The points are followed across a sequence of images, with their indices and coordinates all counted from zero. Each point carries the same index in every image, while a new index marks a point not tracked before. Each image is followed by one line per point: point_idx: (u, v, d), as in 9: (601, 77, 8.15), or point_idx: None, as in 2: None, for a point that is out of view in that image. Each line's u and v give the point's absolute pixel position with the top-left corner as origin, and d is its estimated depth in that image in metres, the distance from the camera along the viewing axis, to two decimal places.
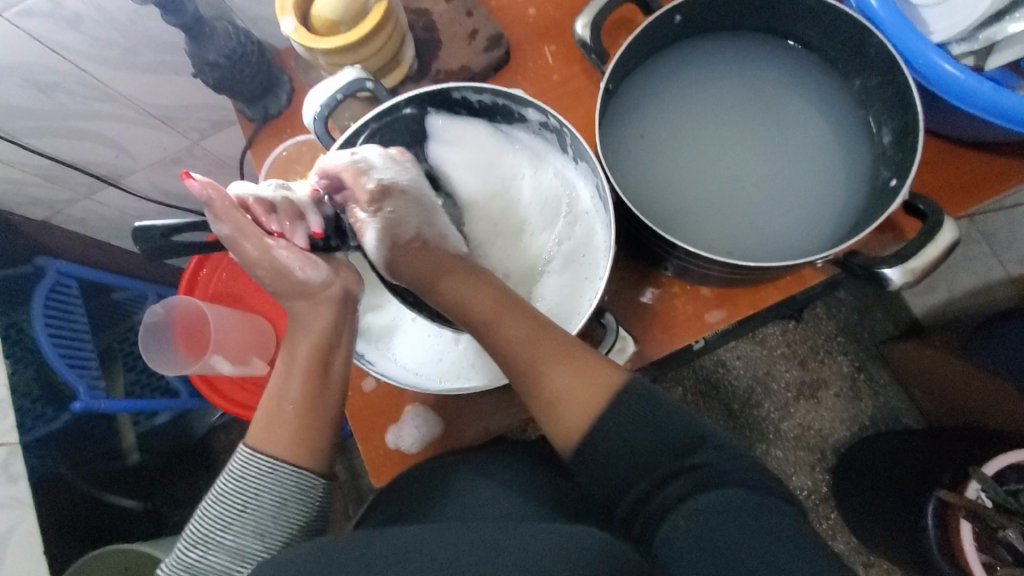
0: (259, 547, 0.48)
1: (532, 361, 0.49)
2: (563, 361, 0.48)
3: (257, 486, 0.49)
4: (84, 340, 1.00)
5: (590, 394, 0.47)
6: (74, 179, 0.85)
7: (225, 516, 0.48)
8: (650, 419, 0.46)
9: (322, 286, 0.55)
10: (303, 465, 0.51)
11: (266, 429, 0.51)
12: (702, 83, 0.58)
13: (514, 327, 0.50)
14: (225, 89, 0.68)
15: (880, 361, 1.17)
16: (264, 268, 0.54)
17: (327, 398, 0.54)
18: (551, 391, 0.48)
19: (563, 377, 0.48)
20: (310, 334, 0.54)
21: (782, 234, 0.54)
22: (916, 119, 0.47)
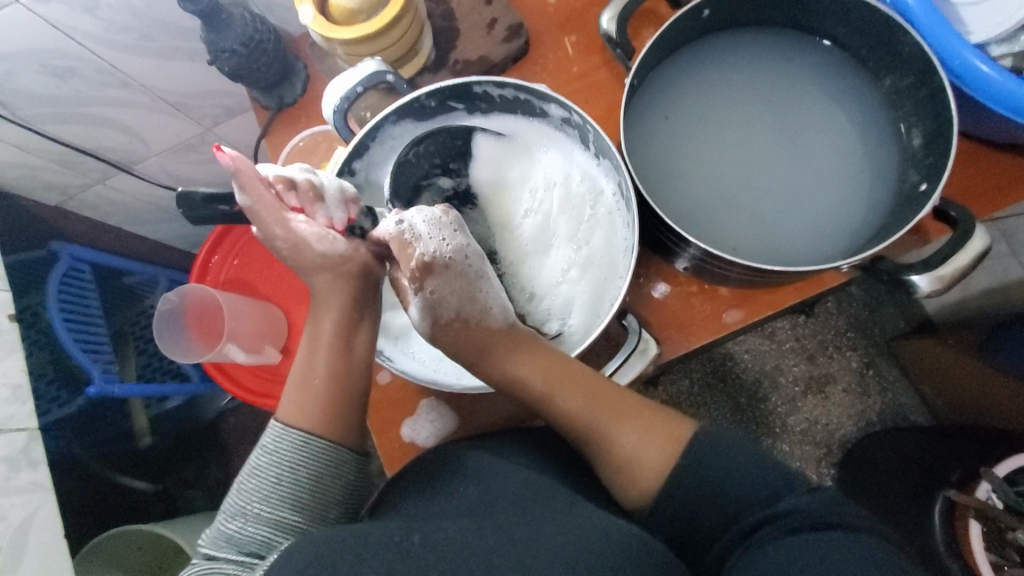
0: (300, 519, 0.46)
1: (594, 422, 0.50)
2: (624, 422, 0.50)
3: (294, 459, 0.47)
4: (97, 324, 1.01)
5: (653, 456, 0.48)
6: (88, 165, 0.85)
7: (263, 488, 0.46)
8: (714, 454, 0.46)
9: (344, 260, 0.54)
10: (336, 439, 0.49)
11: (296, 404, 0.50)
12: (728, 78, 0.57)
13: (563, 397, 0.51)
14: (241, 77, 0.67)
15: (891, 358, 1.16)
16: (283, 240, 0.54)
17: (354, 372, 0.52)
18: (618, 459, 0.49)
19: (626, 438, 0.49)
20: (333, 306, 0.53)
21: (805, 236, 0.53)
22: (949, 122, 0.46)
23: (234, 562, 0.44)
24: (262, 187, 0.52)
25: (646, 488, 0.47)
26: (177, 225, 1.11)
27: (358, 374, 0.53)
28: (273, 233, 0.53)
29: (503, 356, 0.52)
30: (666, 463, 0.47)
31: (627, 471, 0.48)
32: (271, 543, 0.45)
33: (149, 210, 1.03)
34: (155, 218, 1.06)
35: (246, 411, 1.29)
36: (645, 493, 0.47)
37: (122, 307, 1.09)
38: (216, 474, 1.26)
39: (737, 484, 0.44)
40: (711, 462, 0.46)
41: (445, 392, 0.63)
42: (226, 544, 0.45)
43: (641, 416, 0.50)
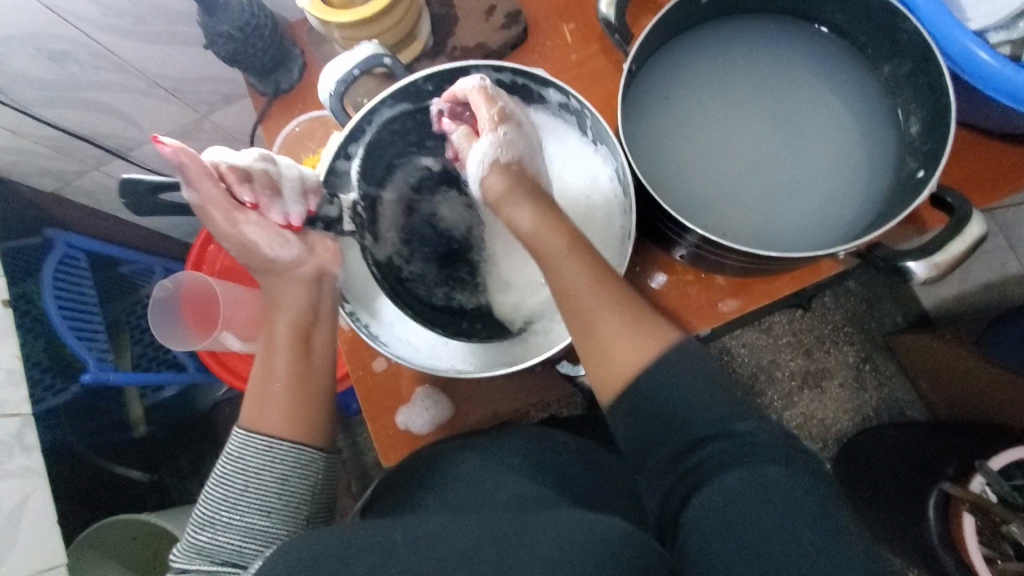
0: (268, 522, 0.47)
1: (586, 305, 0.46)
2: (621, 311, 0.46)
3: (259, 464, 0.48)
4: (93, 313, 1.00)
5: (628, 349, 0.44)
6: (83, 151, 0.84)
7: (229, 497, 0.47)
8: (687, 377, 0.43)
9: (297, 266, 0.56)
10: (300, 440, 0.50)
11: (256, 411, 0.50)
12: (727, 66, 0.56)
13: (564, 246, 0.48)
14: (236, 62, 0.67)
15: (887, 352, 1.16)
16: (229, 241, 0.56)
17: (312, 372, 0.54)
18: (596, 338, 0.45)
19: (607, 314, 0.45)
20: (289, 307, 0.56)
21: (802, 224, 0.53)
22: (947, 109, 0.46)
23: (205, 574, 0.44)
24: (211, 181, 0.52)
25: (613, 379, 0.45)
26: None
27: (318, 372, 0.54)
28: (221, 229, 0.55)
29: (516, 201, 0.51)
30: (639, 359, 0.44)
31: (593, 347, 0.46)
32: (241, 550, 0.46)
33: None
34: None
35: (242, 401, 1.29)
36: (613, 385, 0.45)
37: (118, 295, 1.08)
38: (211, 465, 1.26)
39: (709, 416, 0.42)
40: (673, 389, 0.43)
41: (440, 379, 0.63)
42: (197, 556, 0.45)
43: (626, 303, 0.46)
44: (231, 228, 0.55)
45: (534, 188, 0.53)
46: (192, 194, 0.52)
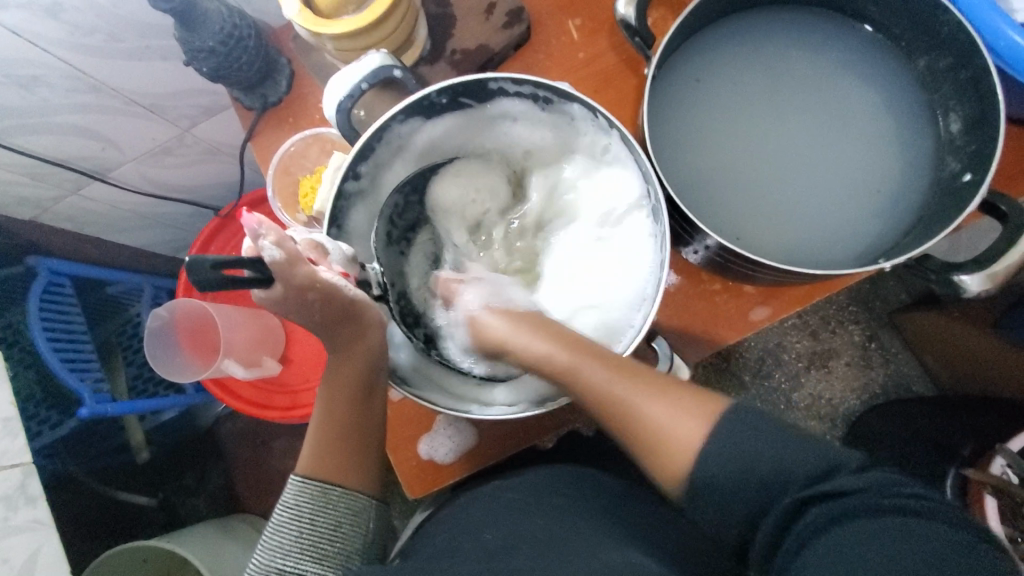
0: (319, 571, 0.48)
1: (619, 394, 0.42)
2: (659, 397, 0.42)
3: (313, 511, 0.50)
4: (83, 341, 0.96)
5: (686, 429, 0.39)
6: (60, 176, 0.79)
7: (284, 544, 0.48)
8: (747, 429, 0.38)
9: (362, 313, 0.53)
10: (353, 487, 0.52)
11: (312, 457, 0.52)
12: (758, 63, 0.53)
13: (601, 368, 0.44)
14: (221, 78, 0.62)
15: (893, 330, 1.16)
16: (317, 293, 0.49)
17: (367, 424, 0.54)
18: (649, 430, 0.41)
19: (657, 408, 0.41)
20: (352, 358, 0.53)
21: (837, 232, 0.51)
22: (995, 109, 0.44)
23: None
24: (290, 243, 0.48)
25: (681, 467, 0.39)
26: (157, 229, 1.05)
27: (374, 424, 0.54)
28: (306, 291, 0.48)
29: (514, 335, 0.49)
30: (700, 434, 0.39)
31: (661, 449, 0.40)
32: None
33: (129, 218, 0.97)
34: (136, 225, 1.01)
35: (245, 417, 1.25)
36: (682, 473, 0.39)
37: (106, 318, 1.04)
38: (217, 483, 1.23)
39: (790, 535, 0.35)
40: (744, 439, 0.37)
41: None
42: None
43: (663, 385, 0.42)
44: (311, 284, 0.48)
45: (531, 317, 0.50)
46: (274, 249, 0.46)
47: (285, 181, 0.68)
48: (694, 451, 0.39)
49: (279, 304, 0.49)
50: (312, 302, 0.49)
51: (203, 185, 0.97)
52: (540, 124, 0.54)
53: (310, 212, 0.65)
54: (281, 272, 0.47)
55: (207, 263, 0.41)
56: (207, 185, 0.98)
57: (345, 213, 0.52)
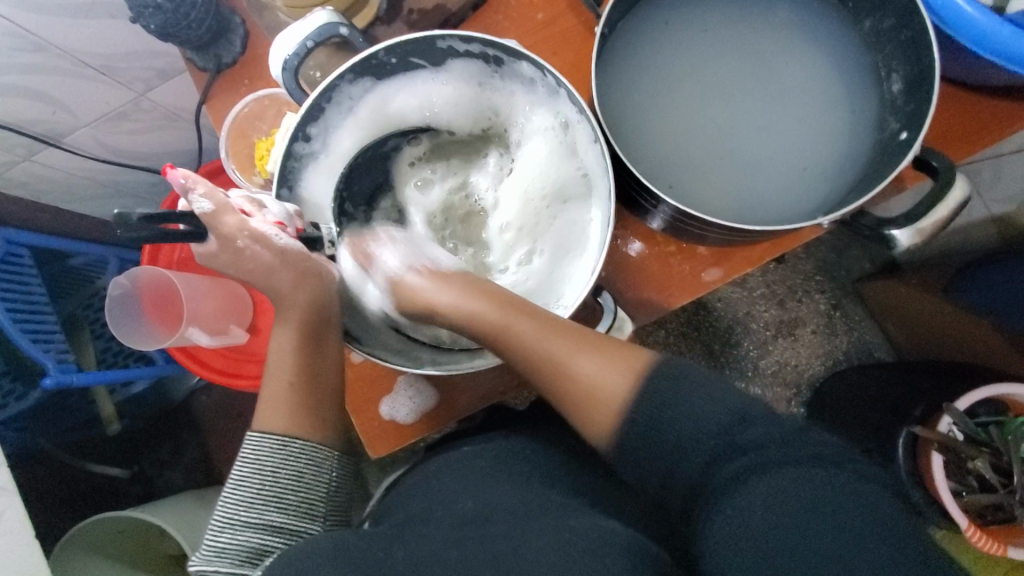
0: (286, 519, 0.47)
1: (545, 349, 0.46)
2: (582, 347, 0.46)
3: (275, 463, 0.48)
4: (45, 313, 0.94)
5: (613, 383, 0.44)
6: (9, 140, 0.77)
7: (246, 497, 0.47)
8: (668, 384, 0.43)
9: (302, 259, 0.53)
10: (316, 439, 0.51)
11: (269, 410, 0.51)
12: (708, 25, 0.53)
13: (527, 322, 0.47)
14: (169, 36, 0.60)
15: (857, 298, 1.18)
16: (243, 237, 0.49)
17: (323, 377, 0.53)
18: (580, 383, 0.45)
19: (568, 351, 0.46)
20: (298, 309, 0.52)
21: (783, 192, 0.52)
22: (932, 67, 0.45)
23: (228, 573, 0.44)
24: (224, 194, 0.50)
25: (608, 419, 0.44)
26: (117, 199, 1.03)
27: (329, 375, 0.53)
28: (234, 236, 0.49)
29: (439, 291, 0.50)
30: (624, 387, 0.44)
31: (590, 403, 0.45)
32: (262, 549, 0.46)
33: (87, 186, 0.95)
34: (96, 194, 0.98)
35: (218, 389, 1.25)
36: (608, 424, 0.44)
37: (70, 290, 1.02)
38: (191, 455, 1.23)
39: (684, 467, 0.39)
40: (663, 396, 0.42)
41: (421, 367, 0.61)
42: (216, 558, 0.45)
43: (576, 333, 0.46)
44: (238, 232, 0.49)
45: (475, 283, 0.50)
46: (203, 201, 0.48)
47: (242, 144, 0.67)
48: (619, 402, 0.43)
49: (215, 256, 0.51)
50: (242, 250, 0.50)
51: (163, 153, 0.95)
52: (494, 84, 0.54)
53: (266, 175, 0.65)
54: (210, 222, 0.49)
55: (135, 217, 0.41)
56: (167, 152, 0.96)
57: (297, 175, 0.53)
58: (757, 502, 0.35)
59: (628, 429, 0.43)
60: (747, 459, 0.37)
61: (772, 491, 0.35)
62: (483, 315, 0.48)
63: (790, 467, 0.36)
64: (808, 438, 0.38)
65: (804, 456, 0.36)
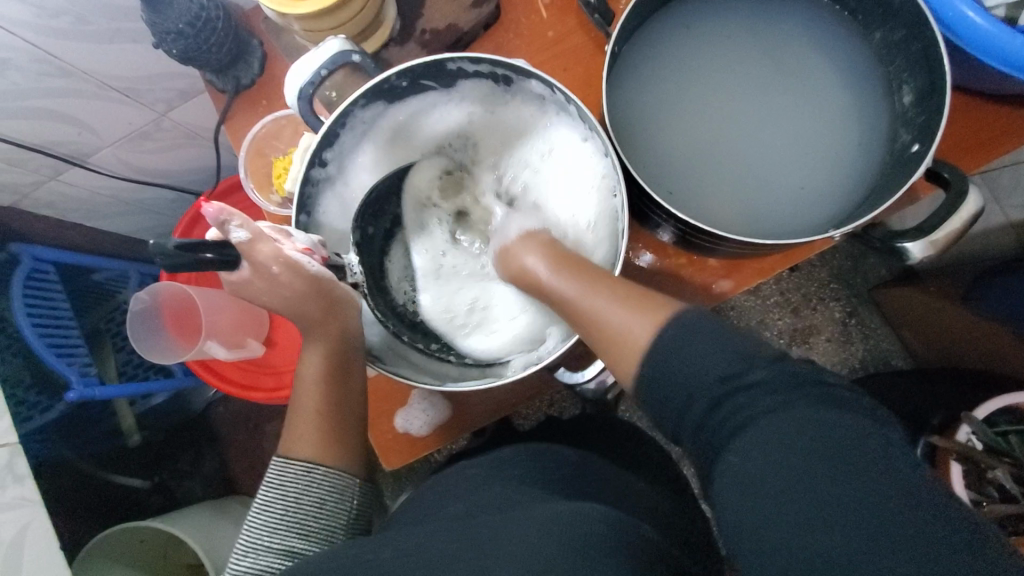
0: (307, 546, 0.46)
1: (595, 304, 0.44)
2: (628, 304, 0.43)
3: (298, 490, 0.48)
4: (69, 327, 0.96)
5: (636, 329, 0.41)
6: (37, 161, 0.80)
7: (269, 522, 0.46)
8: (704, 329, 0.39)
9: (332, 287, 0.51)
10: (338, 466, 0.50)
11: (294, 435, 0.50)
12: (713, 42, 0.54)
13: (574, 282, 0.47)
14: (191, 60, 0.62)
15: (872, 306, 1.16)
16: (280, 266, 0.48)
17: (348, 402, 0.53)
18: (606, 333, 0.43)
19: (609, 306, 0.43)
20: (326, 336, 0.52)
21: (794, 205, 0.52)
22: (943, 79, 0.45)
23: None
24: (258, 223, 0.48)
25: (630, 359, 0.41)
26: (138, 215, 1.05)
27: (354, 402, 0.54)
28: (269, 266, 0.48)
29: (527, 251, 0.51)
30: (649, 331, 0.40)
31: (612, 342, 0.42)
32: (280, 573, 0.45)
33: (110, 204, 0.98)
34: (118, 212, 1.01)
35: (235, 400, 1.27)
36: (630, 363, 0.41)
37: (93, 303, 1.04)
38: (210, 464, 1.25)
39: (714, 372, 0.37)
40: (690, 340, 0.39)
41: None
42: None
43: (626, 291, 0.44)
44: (273, 260, 0.48)
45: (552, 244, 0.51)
46: (241, 231, 0.46)
47: (259, 163, 0.68)
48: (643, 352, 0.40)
49: (248, 286, 0.49)
50: (276, 279, 0.48)
51: (184, 170, 0.98)
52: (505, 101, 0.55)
53: (283, 193, 0.66)
54: (246, 253, 0.47)
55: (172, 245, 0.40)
56: (186, 170, 0.98)
57: (317, 198, 0.55)
58: (751, 442, 0.34)
59: (648, 376, 0.40)
60: (745, 399, 0.36)
61: (764, 432, 0.34)
62: (549, 283, 0.48)
63: (799, 403, 0.34)
64: (834, 389, 0.35)
65: (807, 395, 0.35)
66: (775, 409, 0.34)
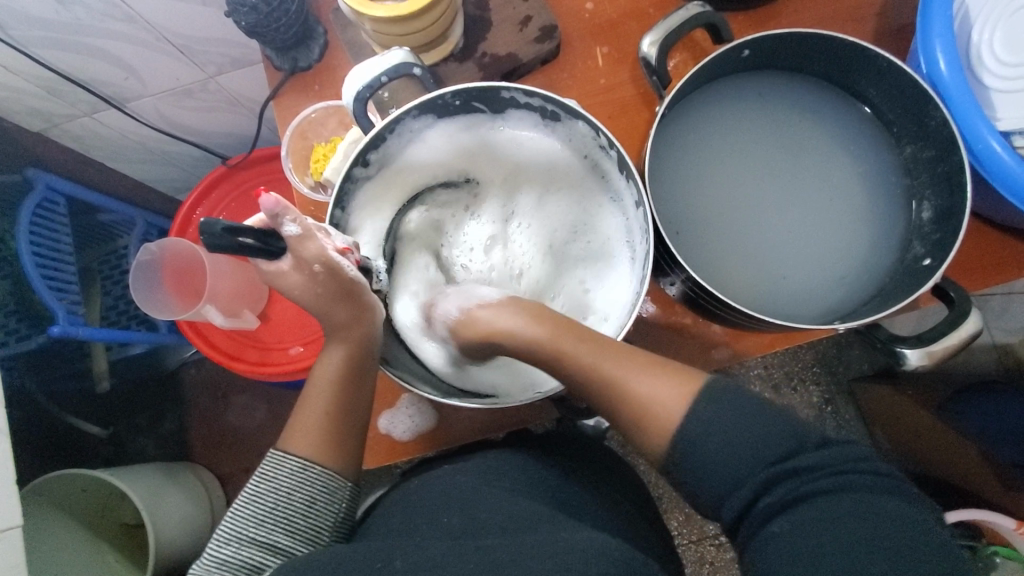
0: (290, 544, 0.46)
1: (607, 371, 0.46)
2: (651, 372, 0.45)
3: (291, 485, 0.48)
4: (65, 260, 0.95)
5: (669, 403, 0.42)
6: (77, 95, 0.81)
7: (258, 514, 0.46)
8: (729, 408, 0.41)
9: (361, 292, 0.54)
10: (334, 468, 0.51)
11: (298, 433, 0.51)
12: (753, 124, 0.57)
13: (577, 344, 0.48)
14: (256, 34, 0.64)
15: (849, 397, 1.15)
16: (320, 264, 0.51)
17: (356, 410, 0.54)
18: (635, 402, 0.44)
19: (632, 374, 0.45)
20: (348, 339, 0.54)
21: (804, 289, 0.54)
22: (963, 204, 0.48)
23: None
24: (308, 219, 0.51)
25: (662, 438, 0.42)
26: (156, 164, 1.05)
27: (360, 411, 0.54)
28: (312, 259, 0.51)
29: (506, 314, 0.52)
30: (682, 403, 0.42)
31: (643, 418, 0.43)
32: (262, 568, 0.45)
33: (137, 150, 0.98)
34: (141, 158, 1.02)
35: (210, 365, 1.26)
36: (662, 442, 0.42)
37: (93, 242, 1.03)
38: (170, 425, 1.23)
39: (769, 446, 0.39)
40: (727, 416, 0.40)
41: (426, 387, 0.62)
42: (217, 570, 0.44)
43: (646, 359, 0.46)
44: (316, 258, 0.51)
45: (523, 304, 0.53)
46: (293, 226, 0.50)
47: (300, 146, 0.70)
48: (676, 419, 0.42)
49: (284, 277, 0.52)
50: (316, 276, 0.52)
51: (215, 133, 0.99)
52: (545, 137, 0.57)
53: (319, 178, 0.67)
54: (292, 246, 0.51)
55: (219, 226, 0.42)
56: (217, 133, 0.99)
57: (351, 197, 0.55)
58: (806, 520, 0.35)
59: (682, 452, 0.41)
60: (788, 488, 0.37)
61: (811, 527, 0.35)
62: (538, 342, 0.49)
63: (854, 491, 0.36)
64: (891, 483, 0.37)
65: (859, 481, 0.37)
66: (831, 493, 0.36)
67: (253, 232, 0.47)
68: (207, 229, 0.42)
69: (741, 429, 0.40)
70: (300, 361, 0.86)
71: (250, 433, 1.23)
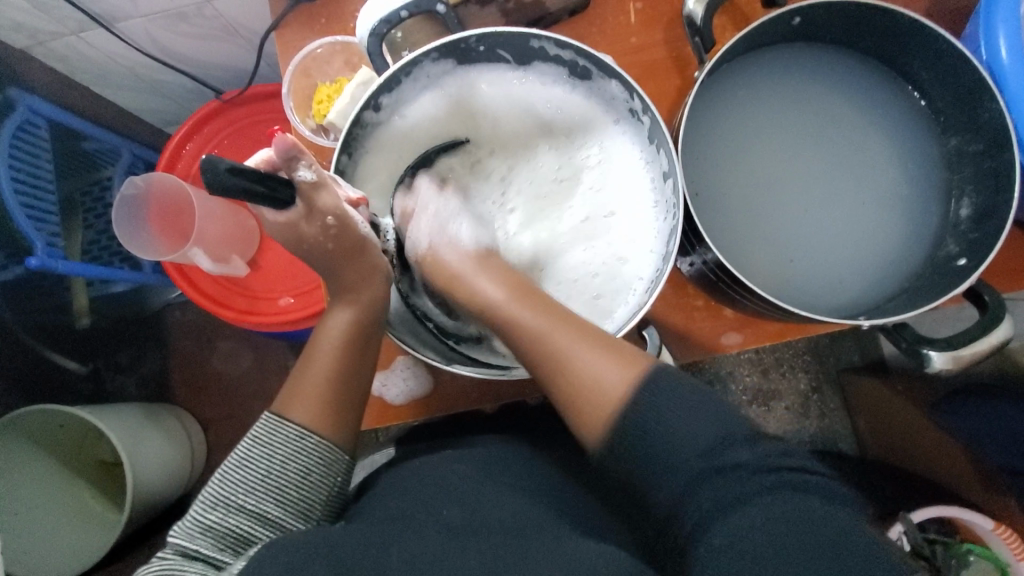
0: (281, 515, 0.44)
1: (556, 339, 0.44)
2: (596, 348, 0.43)
3: (285, 454, 0.46)
4: (45, 189, 0.90)
5: (608, 380, 0.41)
6: (63, 10, 0.74)
7: (249, 480, 0.44)
8: (669, 393, 0.38)
9: (362, 252, 0.52)
10: (331, 438, 0.48)
11: (297, 399, 0.48)
12: (793, 99, 0.54)
13: (532, 313, 0.46)
14: None
15: (836, 387, 1.15)
16: (333, 216, 0.49)
17: (359, 378, 0.51)
18: (580, 377, 0.42)
19: (581, 353, 0.42)
20: (355, 302, 0.51)
21: (826, 280, 0.52)
22: (1008, 205, 0.46)
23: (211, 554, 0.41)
24: (322, 168, 0.49)
25: (601, 421, 0.40)
26: (143, 92, 0.98)
27: (363, 378, 0.51)
28: (324, 208, 0.48)
29: (480, 274, 0.50)
30: (623, 382, 0.40)
31: (582, 393, 0.41)
32: (249, 537, 0.43)
33: (125, 75, 0.92)
34: (127, 84, 0.95)
35: (195, 309, 1.22)
36: (601, 426, 0.40)
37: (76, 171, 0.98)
38: (150, 366, 1.20)
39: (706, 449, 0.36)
40: (666, 403, 0.38)
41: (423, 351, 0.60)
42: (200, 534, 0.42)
43: (596, 335, 0.44)
44: (331, 210, 0.49)
45: (489, 261, 0.51)
46: (307, 172, 0.48)
47: (303, 84, 0.65)
48: (612, 401, 0.40)
49: (291, 226, 0.49)
50: (328, 229, 0.49)
51: (209, 63, 0.92)
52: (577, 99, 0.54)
53: (321, 121, 0.64)
54: (304, 192, 0.48)
55: (223, 166, 0.39)
56: (210, 63, 0.92)
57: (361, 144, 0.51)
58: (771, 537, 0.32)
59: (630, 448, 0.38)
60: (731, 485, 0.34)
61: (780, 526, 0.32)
62: (505, 307, 0.47)
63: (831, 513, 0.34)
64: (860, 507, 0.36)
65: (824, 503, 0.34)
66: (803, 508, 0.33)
67: (265, 176, 0.44)
68: (210, 167, 0.38)
69: (677, 412, 0.38)
70: (291, 312, 0.83)
71: (233, 380, 1.21)
